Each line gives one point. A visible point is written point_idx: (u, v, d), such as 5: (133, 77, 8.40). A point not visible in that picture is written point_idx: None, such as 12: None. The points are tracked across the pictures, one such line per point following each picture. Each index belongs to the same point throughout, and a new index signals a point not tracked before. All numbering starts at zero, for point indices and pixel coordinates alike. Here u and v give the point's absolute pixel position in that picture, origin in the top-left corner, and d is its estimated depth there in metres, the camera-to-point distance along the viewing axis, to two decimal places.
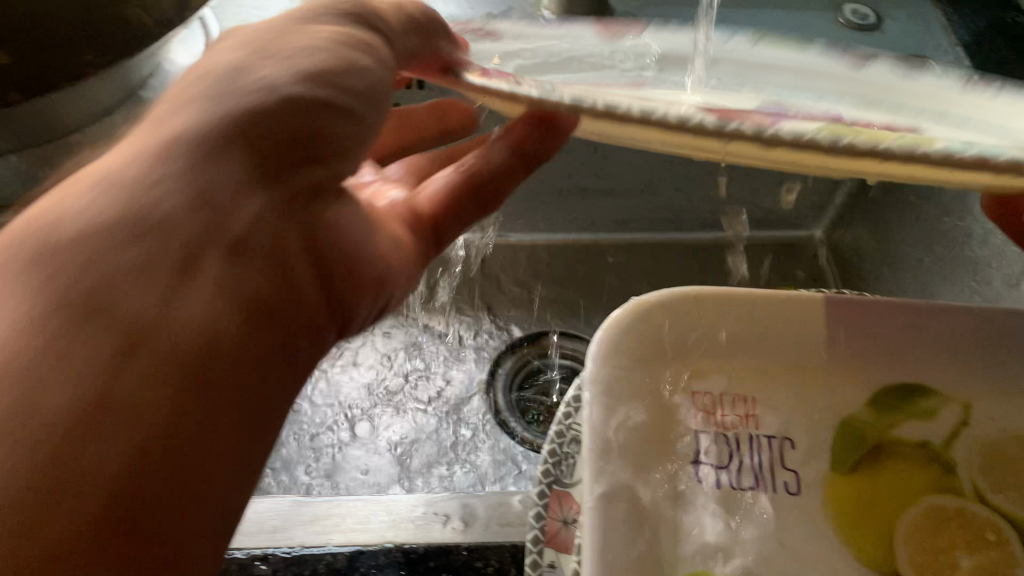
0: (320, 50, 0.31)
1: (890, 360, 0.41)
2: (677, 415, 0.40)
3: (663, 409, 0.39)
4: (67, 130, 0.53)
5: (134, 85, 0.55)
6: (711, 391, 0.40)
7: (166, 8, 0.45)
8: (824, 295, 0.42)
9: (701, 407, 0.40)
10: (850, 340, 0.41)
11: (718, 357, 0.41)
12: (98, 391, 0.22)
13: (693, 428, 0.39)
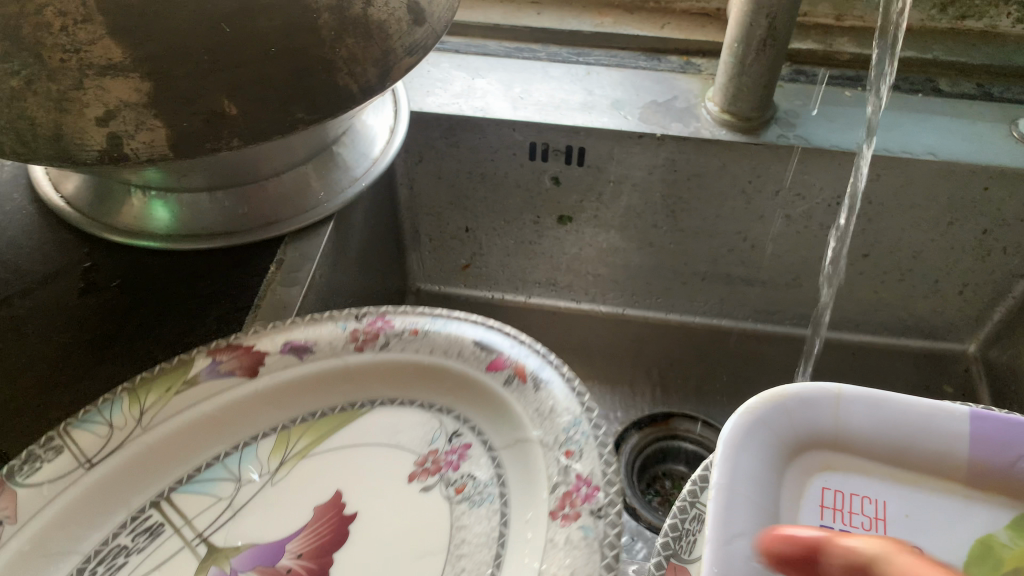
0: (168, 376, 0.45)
1: (920, 468, 0.41)
2: (804, 502, 0.40)
3: (787, 497, 0.40)
4: (265, 176, 0.59)
5: (329, 141, 0.61)
6: (841, 488, 0.41)
7: (370, 77, 0.50)
8: (842, 391, 0.41)
9: (827, 503, 0.40)
10: (887, 440, 0.41)
11: (853, 462, 0.41)
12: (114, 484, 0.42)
13: (819, 522, 0.40)
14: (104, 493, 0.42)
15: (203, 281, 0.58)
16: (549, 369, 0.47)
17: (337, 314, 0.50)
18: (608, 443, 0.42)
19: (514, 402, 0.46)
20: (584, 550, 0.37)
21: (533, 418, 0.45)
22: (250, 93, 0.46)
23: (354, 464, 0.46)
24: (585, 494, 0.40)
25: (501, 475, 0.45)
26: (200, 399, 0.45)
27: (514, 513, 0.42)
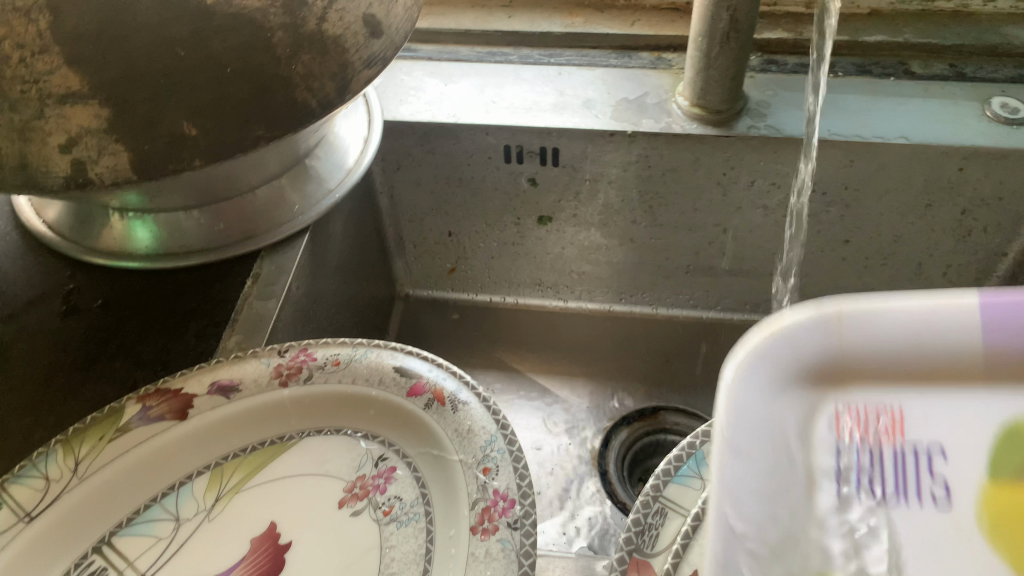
0: (101, 420, 0.48)
1: (933, 370, 0.27)
2: (811, 419, 0.27)
3: (780, 419, 0.27)
4: (239, 193, 0.59)
5: (302, 154, 0.62)
6: (855, 407, 0.27)
7: (329, 91, 0.51)
8: (829, 296, 0.26)
9: (845, 422, 0.27)
10: (897, 346, 0.27)
11: (863, 379, 0.27)
12: (59, 534, 0.44)
13: (829, 455, 0.27)
14: (53, 541, 0.44)
15: (182, 298, 0.59)
16: (464, 392, 0.50)
17: (259, 351, 0.52)
18: (522, 457, 0.46)
19: (434, 423, 0.49)
20: (503, 561, 0.42)
21: (452, 439, 0.48)
22: (208, 113, 0.47)
23: (286, 494, 0.48)
24: (502, 508, 0.44)
25: (426, 494, 0.48)
26: (135, 445, 0.47)
27: (439, 529, 0.45)
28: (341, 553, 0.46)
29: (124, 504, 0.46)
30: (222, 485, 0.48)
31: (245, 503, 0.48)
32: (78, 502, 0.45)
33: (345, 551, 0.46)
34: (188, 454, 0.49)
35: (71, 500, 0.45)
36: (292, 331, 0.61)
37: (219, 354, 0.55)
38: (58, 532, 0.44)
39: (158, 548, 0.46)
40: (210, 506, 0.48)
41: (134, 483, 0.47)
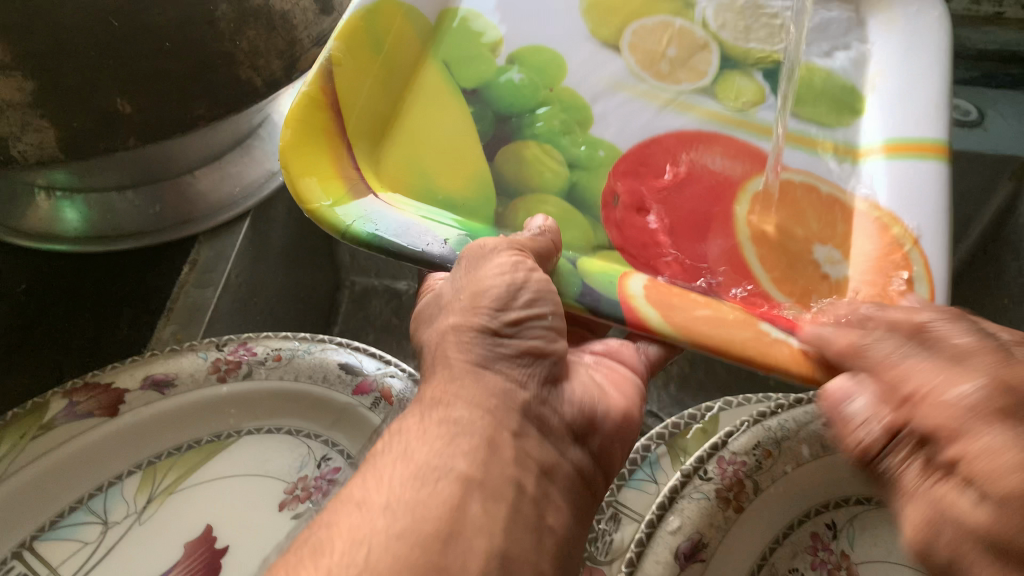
0: (25, 415, 0.45)
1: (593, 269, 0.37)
2: None
3: None
4: (176, 173, 0.56)
5: (243, 134, 0.59)
6: None
7: (275, 69, 0.48)
8: None
9: None
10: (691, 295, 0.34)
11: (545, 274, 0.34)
12: None
13: None
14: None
15: (114, 284, 0.56)
16: (410, 389, 0.48)
17: (196, 344, 0.49)
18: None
19: (380, 423, 0.47)
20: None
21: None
22: (143, 88, 0.44)
23: (224, 496, 0.45)
24: None
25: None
26: (60, 442, 0.45)
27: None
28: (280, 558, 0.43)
29: (51, 505, 0.44)
30: (154, 485, 0.45)
31: (178, 505, 0.45)
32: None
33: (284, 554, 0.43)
34: (120, 451, 0.46)
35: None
36: (231, 321, 0.58)
37: (153, 345, 0.53)
38: None
39: (83, 554, 0.43)
40: (140, 508, 0.45)
41: (60, 483, 0.44)
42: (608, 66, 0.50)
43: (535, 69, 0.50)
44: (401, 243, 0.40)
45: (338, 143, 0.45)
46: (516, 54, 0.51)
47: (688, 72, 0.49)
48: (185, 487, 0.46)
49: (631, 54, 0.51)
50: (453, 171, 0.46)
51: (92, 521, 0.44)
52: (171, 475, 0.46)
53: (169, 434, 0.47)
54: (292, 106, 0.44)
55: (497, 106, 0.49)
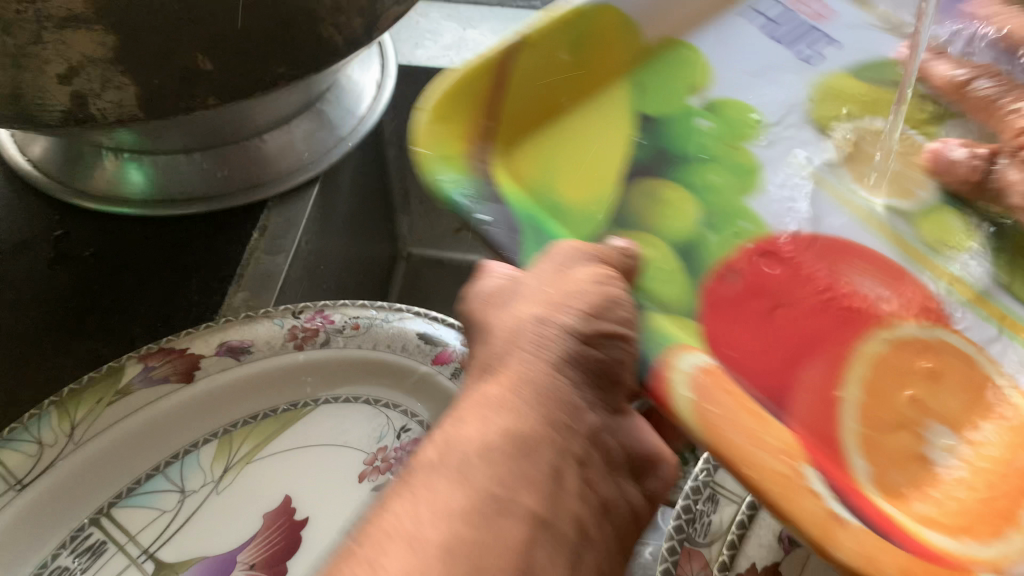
0: (102, 380, 0.44)
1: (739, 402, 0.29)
2: None
3: None
4: (246, 136, 0.55)
5: (313, 96, 0.58)
6: None
7: (356, 28, 0.46)
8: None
9: None
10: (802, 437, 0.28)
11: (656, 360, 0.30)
12: (60, 503, 0.41)
13: None
14: (53, 507, 0.41)
15: (182, 250, 0.55)
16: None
17: (272, 311, 0.48)
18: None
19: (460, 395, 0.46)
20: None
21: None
22: (224, 45, 0.42)
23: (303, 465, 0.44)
24: None
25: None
26: (136, 408, 0.44)
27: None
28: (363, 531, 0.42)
29: (128, 472, 0.43)
30: (231, 454, 0.44)
31: (255, 476, 0.44)
32: (77, 470, 0.42)
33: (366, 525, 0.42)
34: (196, 419, 0.45)
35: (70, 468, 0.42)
36: (299, 289, 0.57)
37: (224, 313, 0.52)
38: (57, 502, 0.41)
39: (162, 522, 0.42)
40: (218, 477, 0.44)
41: (137, 450, 0.43)
42: (765, 94, 0.47)
43: (683, 63, 0.49)
44: (470, 216, 0.37)
45: (483, 124, 0.43)
46: (685, 58, 0.49)
47: (842, 152, 0.44)
48: (261, 458, 0.45)
49: (815, 93, 0.47)
50: (580, 177, 0.43)
51: (170, 489, 0.43)
52: (249, 444, 0.45)
53: (244, 402, 0.46)
54: (455, 73, 0.42)
55: (664, 142, 0.45)
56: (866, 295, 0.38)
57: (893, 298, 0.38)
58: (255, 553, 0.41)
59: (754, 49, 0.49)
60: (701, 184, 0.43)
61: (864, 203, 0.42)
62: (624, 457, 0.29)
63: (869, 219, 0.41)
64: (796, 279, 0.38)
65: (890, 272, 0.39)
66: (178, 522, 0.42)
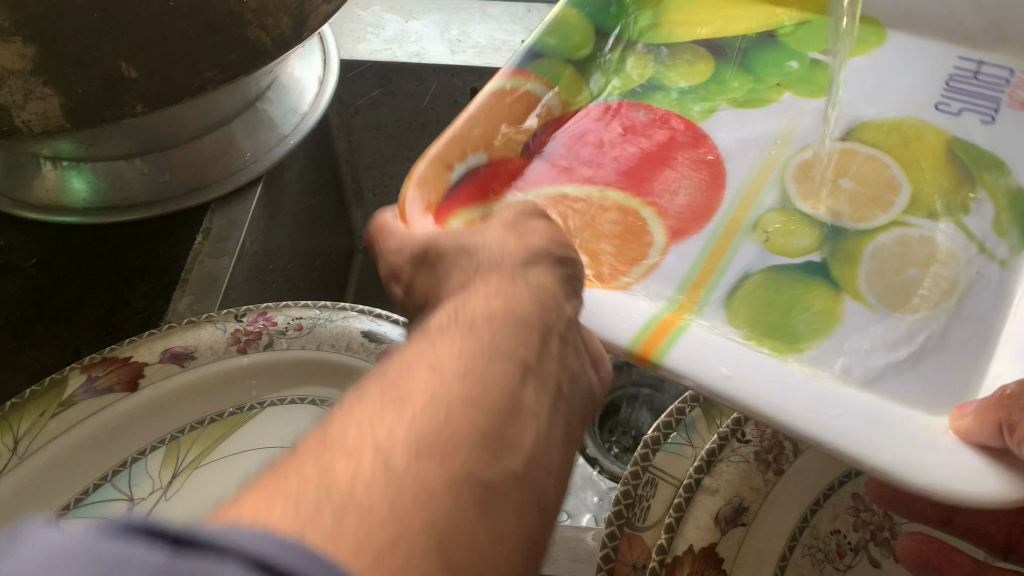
0: (42, 392, 0.43)
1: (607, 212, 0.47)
2: None
3: None
4: (184, 140, 0.55)
5: (252, 96, 0.57)
6: None
7: (284, 29, 0.46)
8: None
9: None
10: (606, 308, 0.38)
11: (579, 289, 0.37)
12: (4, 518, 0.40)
13: None
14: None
15: (126, 255, 0.54)
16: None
17: (214, 316, 0.48)
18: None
19: None
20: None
21: None
22: (149, 51, 0.42)
23: (251, 466, 0.44)
24: None
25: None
26: (80, 418, 0.43)
27: None
28: None
29: (74, 484, 0.43)
30: (179, 460, 0.44)
31: (205, 482, 0.44)
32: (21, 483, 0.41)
33: None
34: (142, 426, 0.45)
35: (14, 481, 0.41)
36: (247, 290, 0.57)
37: (170, 318, 0.51)
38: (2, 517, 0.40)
39: None
40: (166, 485, 0.44)
41: (83, 461, 0.43)
42: (886, 95, 0.52)
43: (808, 77, 0.55)
44: None
45: None
46: (822, 64, 0.55)
47: (839, 197, 0.48)
48: (210, 463, 0.45)
49: (866, 130, 0.51)
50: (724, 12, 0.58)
51: (118, 498, 0.43)
52: (196, 449, 0.45)
53: (189, 409, 0.46)
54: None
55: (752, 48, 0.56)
56: (676, 193, 0.48)
57: (683, 199, 0.48)
58: None
59: (887, 77, 0.53)
60: (687, 85, 0.55)
61: (814, 222, 0.47)
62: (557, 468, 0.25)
63: (715, 248, 0.45)
64: (711, 176, 0.49)
65: (670, 224, 0.47)
66: None
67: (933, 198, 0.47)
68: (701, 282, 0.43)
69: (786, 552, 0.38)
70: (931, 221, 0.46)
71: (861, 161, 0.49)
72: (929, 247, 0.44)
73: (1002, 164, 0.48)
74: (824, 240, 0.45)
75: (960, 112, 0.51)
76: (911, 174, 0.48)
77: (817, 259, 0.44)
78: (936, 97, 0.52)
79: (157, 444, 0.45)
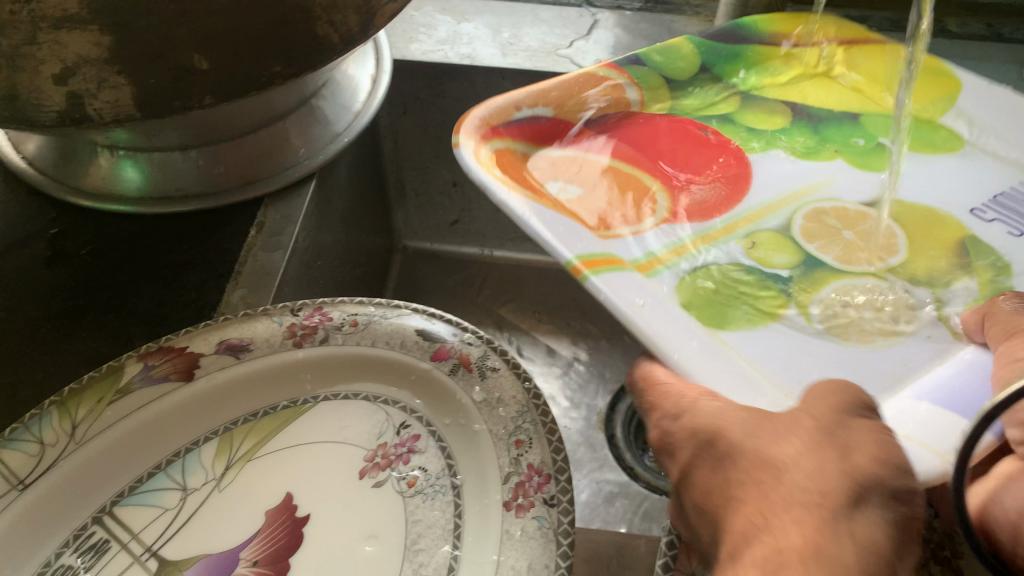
0: (102, 377, 0.43)
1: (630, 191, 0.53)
2: None
3: None
4: (240, 133, 0.55)
5: (308, 93, 0.58)
6: None
7: (352, 26, 0.47)
8: None
9: None
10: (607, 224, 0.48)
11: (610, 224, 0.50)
12: (62, 502, 0.41)
13: None
14: (54, 506, 0.40)
15: (178, 246, 0.55)
16: (491, 356, 0.47)
17: (271, 309, 0.48)
18: (556, 429, 0.43)
19: (459, 391, 0.46)
20: (540, 541, 0.39)
21: (478, 408, 0.45)
22: (221, 43, 0.42)
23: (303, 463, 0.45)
24: (537, 482, 0.41)
25: (454, 466, 0.45)
26: (137, 406, 0.44)
27: (468, 502, 0.43)
28: (364, 527, 0.43)
29: (130, 470, 0.43)
30: (231, 452, 0.45)
31: (257, 476, 0.44)
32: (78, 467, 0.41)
33: (367, 524, 0.43)
34: (196, 416, 0.45)
35: (71, 465, 0.41)
36: (297, 285, 0.57)
37: (222, 310, 0.51)
38: (60, 501, 0.40)
39: (164, 521, 0.42)
40: (218, 476, 0.44)
41: (138, 449, 0.43)
42: (936, 186, 0.53)
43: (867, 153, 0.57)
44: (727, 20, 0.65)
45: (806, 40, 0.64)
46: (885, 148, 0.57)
47: (839, 245, 0.51)
48: (262, 457, 0.45)
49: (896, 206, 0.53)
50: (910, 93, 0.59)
51: (172, 487, 0.43)
52: (248, 442, 0.45)
53: (243, 400, 0.46)
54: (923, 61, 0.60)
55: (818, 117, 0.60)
56: (697, 191, 0.54)
57: (700, 196, 0.54)
58: (254, 550, 0.41)
59: (939, 180, 0.54)
60: (755, 128, 0.60)
61: (800, 249, 0.51)
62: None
63: (687, 241, 0.51)
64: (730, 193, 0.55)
65: (677, 212, 0.53)
66: (180, 521, 0.42)
67: (938, 274, 0.48)
68: (667, 260, 0.49)
69: None
70: (922, 292, 0.47)
71: (857, 214, 0.53)
72: (896, 302, 0.46)
73: (1006, 267, 0.47)
74: (799, 264, 0.50)
75: (992, 219, 0.50)
76: (915, 245, 0.50)
77: (784, 275, 0.49)
78: (980, 202, 0.52)
79: (210, 435, 0.45)
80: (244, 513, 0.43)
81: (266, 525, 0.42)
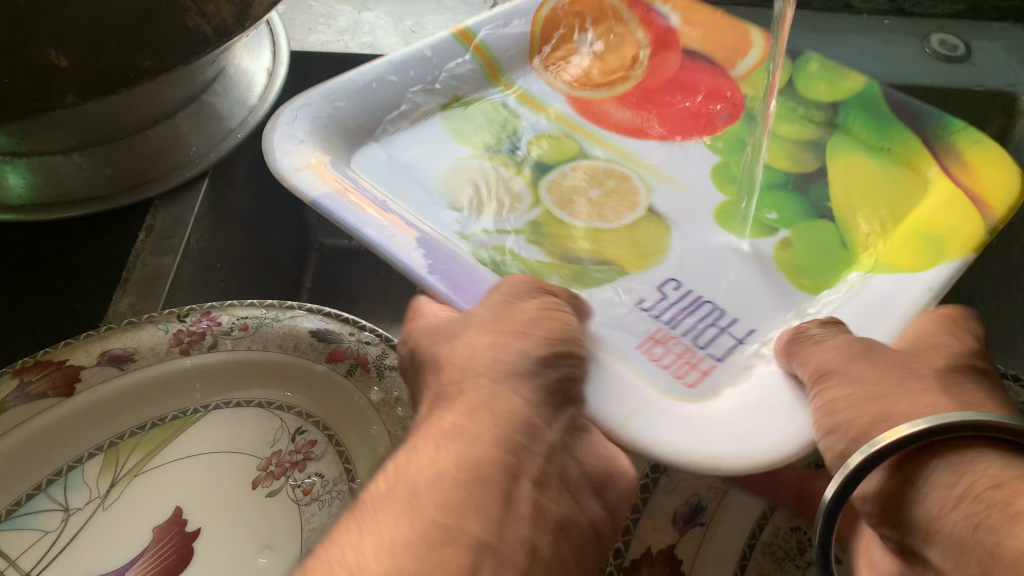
0: None
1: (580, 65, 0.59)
2: None
3: None
4: (125, 134, 0.52)
5: (197, 89, 0.55)
6: None
7: (226, 16, 0.44)
8: None
9: None
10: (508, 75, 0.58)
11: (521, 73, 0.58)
12: None
13: None
14: None
15: (64, 254, 0.52)
16: (389, 355, 0.46)
17: (156, 316, 0.46)
18: None
19: (356, 393, 0.45)
20: None
21: (376, 409, 0.44)
22: (81, 38, 0.40)
23: (195, 474, 0.43)
24: None
25: (352, 469, 0.43)
26: (13, 424, 0.41)
27: None
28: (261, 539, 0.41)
29: (7, 491, 0.40)
30: (117, 465, 0.43)
31: (146, 488, 0.42)
32: None
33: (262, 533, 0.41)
34: (79, 432, 0.43)
35: None
36: (194, 289, 0.55)
37: (110, 319, 0.49)
38: None
39: (45, 542, 0.40)
40: (105, 491, 0.42)
41: (16, 469, 0.41)
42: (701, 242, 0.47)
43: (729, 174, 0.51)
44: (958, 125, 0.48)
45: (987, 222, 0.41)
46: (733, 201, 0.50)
47: (562, 189, 0.50)
48: (151, 468, 0.43)
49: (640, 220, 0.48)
50: (896, 247, 0.43)
51: (53, 507, 0.41)
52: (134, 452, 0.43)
53: (128, 413, 0.44)
54: (951, 235, 0.42)
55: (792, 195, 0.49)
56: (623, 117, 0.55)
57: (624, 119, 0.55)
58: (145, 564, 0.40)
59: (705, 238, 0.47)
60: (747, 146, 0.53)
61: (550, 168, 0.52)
62: (579, 474, 0.34)
63: (541, 103, 0.57)
64: (600, 116, 0.56)
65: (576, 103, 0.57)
66: (62, 543, 0.40)
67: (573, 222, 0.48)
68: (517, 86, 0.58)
69: (745, 553, 0.38)
70: (513, 228, 0.48)
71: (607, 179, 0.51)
72: (514, 196, 0.50)
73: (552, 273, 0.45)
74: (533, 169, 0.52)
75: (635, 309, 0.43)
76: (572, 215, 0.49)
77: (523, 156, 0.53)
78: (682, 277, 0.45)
79: (94, 451, 0.43)
80: (133, 526, 0.41)
81: (157, 538, 0.41)
